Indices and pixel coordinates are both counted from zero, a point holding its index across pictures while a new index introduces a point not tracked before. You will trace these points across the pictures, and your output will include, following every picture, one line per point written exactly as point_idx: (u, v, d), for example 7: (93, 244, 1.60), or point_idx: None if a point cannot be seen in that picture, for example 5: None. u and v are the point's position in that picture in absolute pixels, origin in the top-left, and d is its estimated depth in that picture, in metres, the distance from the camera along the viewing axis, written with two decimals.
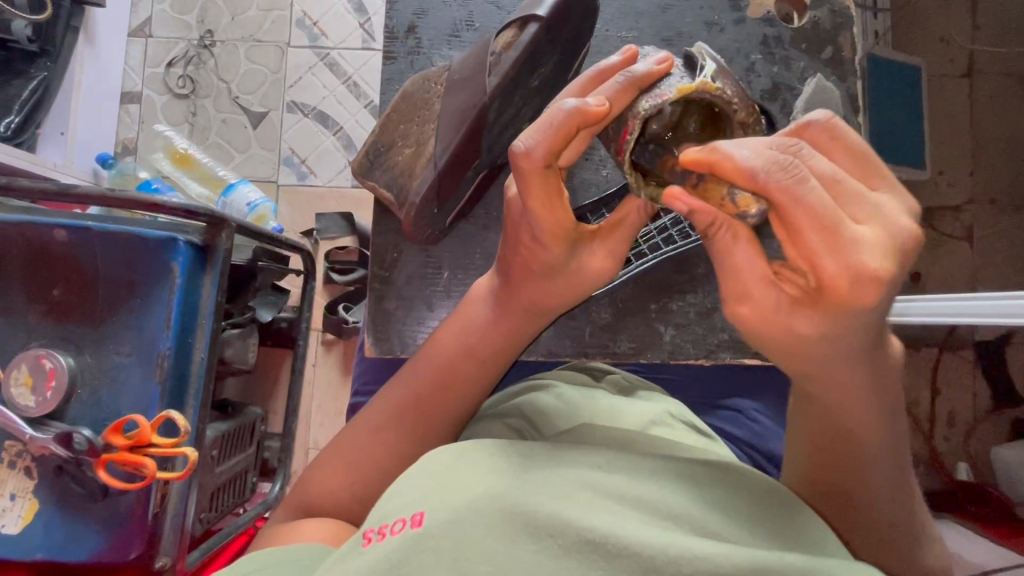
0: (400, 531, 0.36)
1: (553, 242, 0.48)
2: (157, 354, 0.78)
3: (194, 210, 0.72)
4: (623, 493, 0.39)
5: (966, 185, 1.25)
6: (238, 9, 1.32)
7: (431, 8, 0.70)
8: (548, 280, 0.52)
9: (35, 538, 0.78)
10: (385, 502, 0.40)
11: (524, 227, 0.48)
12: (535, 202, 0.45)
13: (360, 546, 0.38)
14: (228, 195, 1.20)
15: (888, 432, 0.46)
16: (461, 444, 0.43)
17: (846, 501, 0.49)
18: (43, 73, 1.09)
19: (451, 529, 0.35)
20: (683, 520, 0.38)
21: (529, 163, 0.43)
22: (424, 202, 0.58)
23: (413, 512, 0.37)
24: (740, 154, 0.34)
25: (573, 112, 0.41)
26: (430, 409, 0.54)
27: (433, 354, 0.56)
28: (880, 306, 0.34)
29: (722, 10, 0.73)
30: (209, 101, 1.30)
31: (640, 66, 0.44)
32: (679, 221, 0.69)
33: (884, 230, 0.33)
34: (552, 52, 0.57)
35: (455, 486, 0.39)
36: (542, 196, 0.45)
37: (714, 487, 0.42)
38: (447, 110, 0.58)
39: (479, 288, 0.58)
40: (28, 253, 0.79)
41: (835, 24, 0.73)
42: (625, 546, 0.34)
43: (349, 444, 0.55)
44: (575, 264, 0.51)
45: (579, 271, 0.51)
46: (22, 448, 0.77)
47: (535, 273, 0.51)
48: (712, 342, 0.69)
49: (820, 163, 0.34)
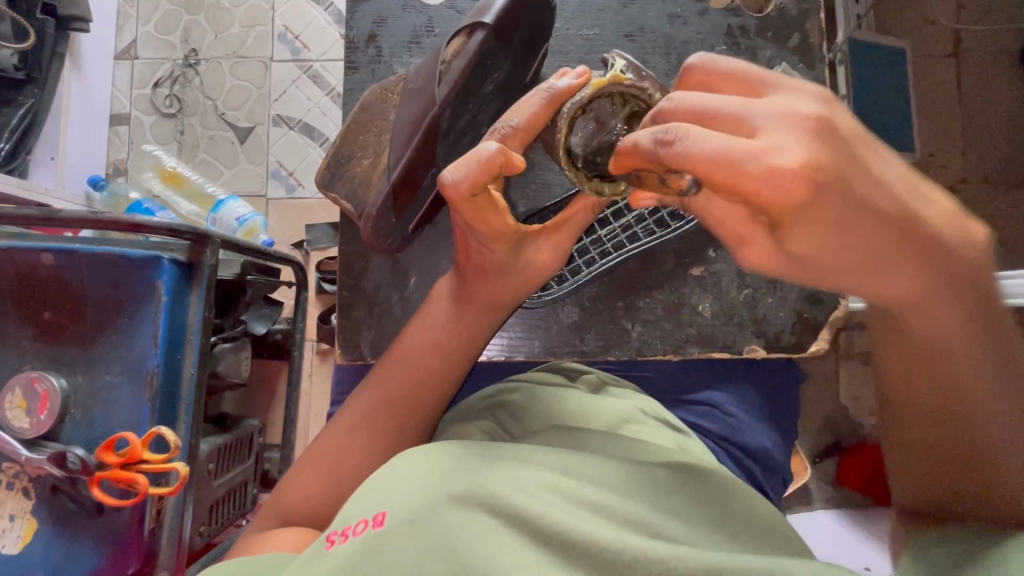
0: (362, 532, 0.36)
1: (495, 245, 0.49)
2: (145, 371, 0.79)
3: (176, 227, 0.73)
4: (585, 495, 0.39)
5: (958, 166, 1.24)
6: (220, 26, 1.33)
7: (390, 17, 0.70)
8: (503, 280, 0.52)
9: (33, 557, 0.79)
10: (352, 503, 0.40)
11: (467, 235, 0.49)
12: (470, 220, 0.47)
13: (325, 549, 0.37)
14: (217, 212, 1.21)
15: (957, 343, 0.43)
16: (431, 445, 0.43)
17: (955, 428, 0.45)
18: (31, 100, 1.11)
19: (412, 527, 0.35)
20: (643, 523, 0.38)
21: (455, 192, 0.45)
22: (381, 213, 0.59)
23: (376, 511, 0.37)
24: (633, 141, 0.36)
25: (497, 154, 0.44)
26: (408, 406, 0.54)
27: (401, 356, 0.55)
28: (831, 188, 0.33)
29: (685, 3, 0.73)
30: (196, 119, 1.32)
31: (560, 82, 0.45)
32: (643, 218, 0.69)
33: (788, 139, 0.33)
34: (505, 58, 0.58)
35: (416, 484, 0.38)
36: (475, 215, 0.47)
37: (673, 495, 0.42)
38: (402, 119, 0.58)
39: (444, 284, 0.56)
40: (15, 278, 0.80)
41: (800, 11, 0.73)
42: (581, 548, 0.35)
43: (315, 456, 0.54)
44: (524, 260, 0.51)
45: (530, 268, 0.52)
46: (19, 469, 0.78)
47: (486, 272, 0.51)
48: (680, 337, 0.69)
49: (689, 108, 0.36)
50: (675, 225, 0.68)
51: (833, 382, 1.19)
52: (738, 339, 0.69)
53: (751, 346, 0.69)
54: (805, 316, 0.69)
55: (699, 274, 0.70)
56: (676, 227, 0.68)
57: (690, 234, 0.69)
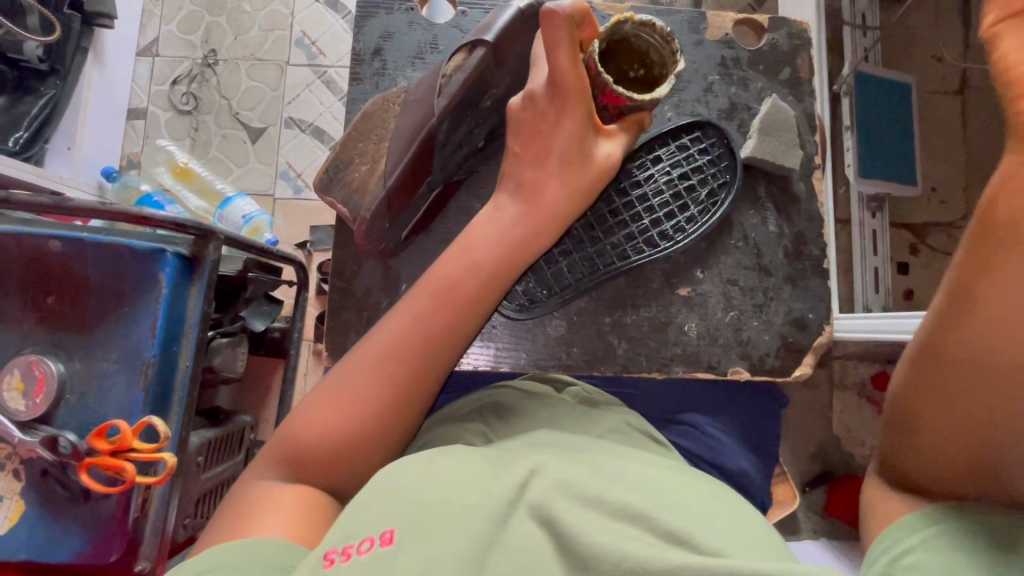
0: (367, 550, 0.39)
1: (575, 111, 0.57)
2: (141, 360, 0.80)
3: (181, 222, 0.75)
4: (577, 491, 0.41)
5: (959, 204, 1.24)
6: (239, 29, 1.37)
7: (398, 31, 0.72)
8: (575, 165, 0.58)
9: (19, 539, 0.80)
10: (347, 522, 0.43)
11: (547, 110, 0.57)
12: (567, 66, 0.54)
13: (323, 566, 0.40)
14: (224, 208, 1.23)
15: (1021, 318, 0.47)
16: (430, 463, 0.47)
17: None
18: (53, 91, 1.14)
19: (416, 543, 0.39)
20: (639, 516, 0.39)
21: (558, 16, 0.52)
22: (375, 216, 0.61)
23: (381, 530, 0.41)
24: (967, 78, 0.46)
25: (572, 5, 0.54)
26: (430, 340, 0.54)
27: (432, 287, 0.55)
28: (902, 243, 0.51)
29: (682, 32, 0.75)
30: (210, 117, 1.34)
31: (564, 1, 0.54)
32: (633, 237, 0.68)
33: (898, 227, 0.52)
34: (503, 75, 0.60)
35: (422, 503, 0.42)
36: (569, 59, 0.54)
37: (667, 495, 0.43)
38: (402, 127, 0.60)
39: (484, 233, 0.57)
40: (21, 264, 0.82)
41: (793, 46, 0.74)
42: (579, 545, 0.37)
43: (329, 393, 0.53)
44: (588, 149, 0.58)
45: (595, 161, 0.59)
46: (12, 450, 0.80)
47: (553, 158, 0.57)
48: (665, 356, 0.70)
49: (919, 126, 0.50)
50: (663, 246, 0.68)
51: (826, 412, 1.19)
52: (722, 361, 0.69)
53: (734, 369, 0.69)
54: (789, 341, 0.70)
55: (686, 295, 0.70)
56: (664, 247, 0.68)
57: (679, 256, 0.70)
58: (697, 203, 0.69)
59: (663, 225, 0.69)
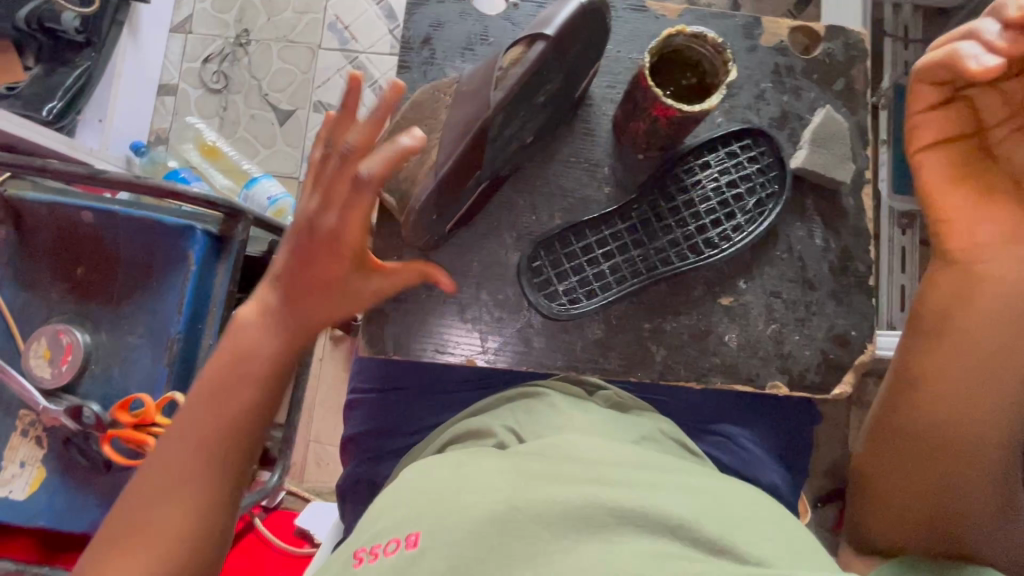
0: (394, 551, 0.41)
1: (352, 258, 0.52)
2: (167, 336, 0.81)
3: (214, 200, 0.75)
4: (614, 506, 0.42)
5: None
6: (274, 11, 1.37)
7: (447, 21, 0.72)
8: (326, 292, 0.53)
9: (38, 505, 0.80)
10: (376, 522, 0.45)
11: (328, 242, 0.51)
12: (341, 202, 0.49)
13: (354, 566, 0.42)
14: (250, 189, 1.23)
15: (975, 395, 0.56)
16: (461, 467, 0.47)
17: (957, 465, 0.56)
18: (87, 63, 1.14)
19: (445, 547, 0.40)
20: (675, 529, 0.41)
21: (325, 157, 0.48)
22: (423, 208, 0.59)
23: (407, 532, 0.42)
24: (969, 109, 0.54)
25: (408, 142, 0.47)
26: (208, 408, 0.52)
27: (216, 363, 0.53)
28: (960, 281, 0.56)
29: (735, 37, 0.73)
30: (240, 97, 1.34)
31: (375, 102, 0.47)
32: (678, 244, 0.68)
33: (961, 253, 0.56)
34: (557, 71, 0.59)
35: (450, 505, 0.43)
36: (340, 204, 0.49)
37: (703, 506, 0.44)
38: (455, 120, 0.58)
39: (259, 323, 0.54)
40: (54, 233, 0.82)
41: (849, 57, 0.73)
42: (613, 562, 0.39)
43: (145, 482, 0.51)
44: (349, 286, 0.54)
45: (347, 290, 0.54)
46: (35, 417, 0.80)
47: (321, 284, 0.53)
48: (703, 365, 0.69)
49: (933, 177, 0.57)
50: (707, 254, 0.68)
51: (844, 428, 1.18)
52: (761, 374, 0.68)
53: (773, 383, 0.69)
54: (829, 357, 0.69)
55: (727, 304, 0.69)
56: (708, 255, 0.68)
57: (722, 265, 0.69)
58: (745, 212, 0.69)
59: (709, 233, 0.68)
